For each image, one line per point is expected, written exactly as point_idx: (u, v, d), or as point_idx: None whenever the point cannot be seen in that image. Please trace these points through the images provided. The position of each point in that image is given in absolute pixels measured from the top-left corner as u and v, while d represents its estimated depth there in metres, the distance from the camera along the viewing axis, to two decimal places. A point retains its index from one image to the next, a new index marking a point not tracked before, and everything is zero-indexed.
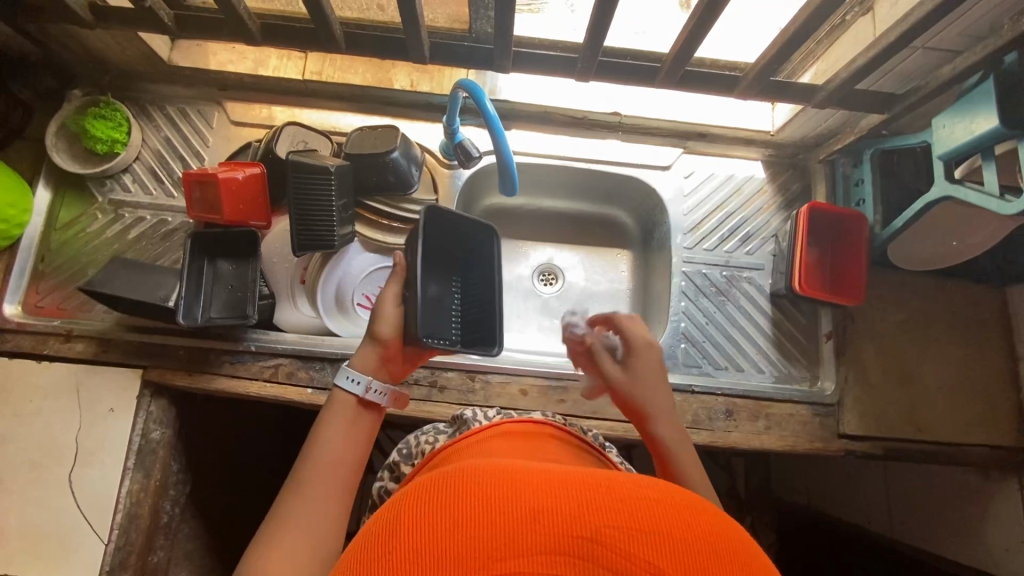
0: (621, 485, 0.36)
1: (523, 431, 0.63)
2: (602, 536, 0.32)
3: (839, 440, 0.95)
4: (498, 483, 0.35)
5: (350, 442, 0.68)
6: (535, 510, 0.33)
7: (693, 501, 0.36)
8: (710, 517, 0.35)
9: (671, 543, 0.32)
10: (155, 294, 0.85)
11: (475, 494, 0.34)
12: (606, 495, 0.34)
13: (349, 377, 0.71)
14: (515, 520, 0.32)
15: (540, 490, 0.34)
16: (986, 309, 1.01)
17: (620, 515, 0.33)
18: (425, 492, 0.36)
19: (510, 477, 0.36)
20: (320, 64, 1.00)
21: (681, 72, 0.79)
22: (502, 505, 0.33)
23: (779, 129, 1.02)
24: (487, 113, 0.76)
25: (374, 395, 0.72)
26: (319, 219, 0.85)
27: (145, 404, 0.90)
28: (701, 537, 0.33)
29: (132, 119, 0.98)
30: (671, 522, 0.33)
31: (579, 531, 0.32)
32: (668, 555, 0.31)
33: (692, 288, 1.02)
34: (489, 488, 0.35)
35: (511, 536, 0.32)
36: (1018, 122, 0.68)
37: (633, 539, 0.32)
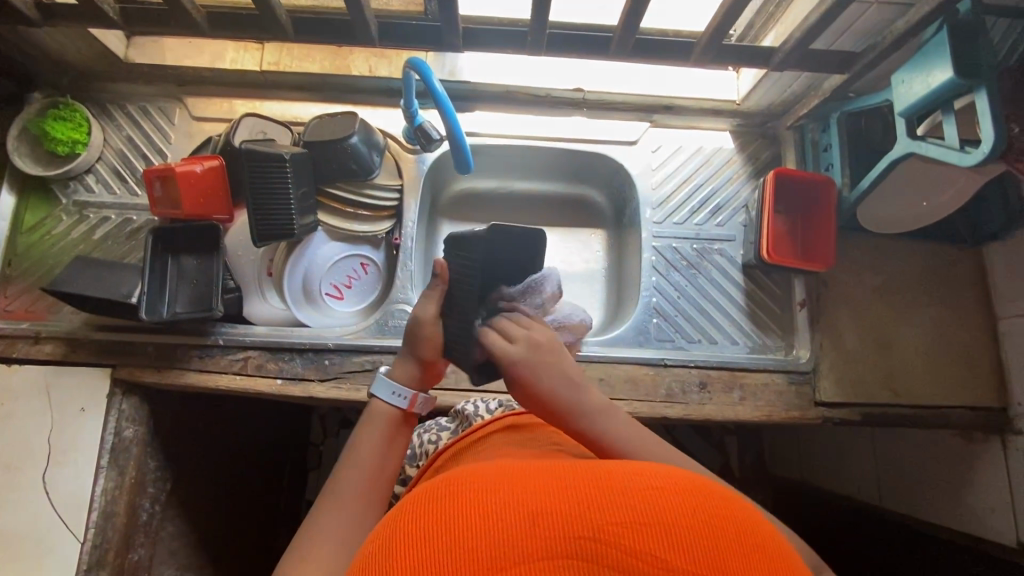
0: (620, 478, 0.36)
1: (528, 420, 0.65)
2: (604, 536, 0.32)
3: (816, 408, 0.94)
4: (498, 487, 0.36)
5: (386, 454, 0.63)
6: (535, 513, 0.33)
7: (692, 484, 0.37)
8: (709, 500, 0.35)
9: (672, 534, 0.32)
10: (117, 290, 0.84)
11: (475, 503, 0.35)
12: (605, 492, 0.35)
13: (389, 387, 0.65)
14: (516, 526, 0.33)
15: (540, 492, 0.35)
16: (962, 269, 0.99)
17: (620, 511, 0.33)
18: (424, 502, 0.37)
19: (512, 481, 0.37)
20: (277, 54, 0.99)
21: (633, 40, 0.77)
22: (505, 510, 0.34)
23: (745, 97, 1.00)
24: (435, 92, 0.76)
25: (411, 406, 0.66)
26: (276, 208, 0.85)
27: (117, 402, 0.90)
28: (703, 525, 0.33)
29: (91, 119, 0.98)
30: (672, 511, 0.34)
31: (580, 531, 0.32)
32: (672, 548, 0.32)
33: (663, 262, 1.01)
34: (490, 493, 0.35)
35: (516, 544, 0.32)
36: (973, 71, 0.67)
37: (634, 533, 0.32)
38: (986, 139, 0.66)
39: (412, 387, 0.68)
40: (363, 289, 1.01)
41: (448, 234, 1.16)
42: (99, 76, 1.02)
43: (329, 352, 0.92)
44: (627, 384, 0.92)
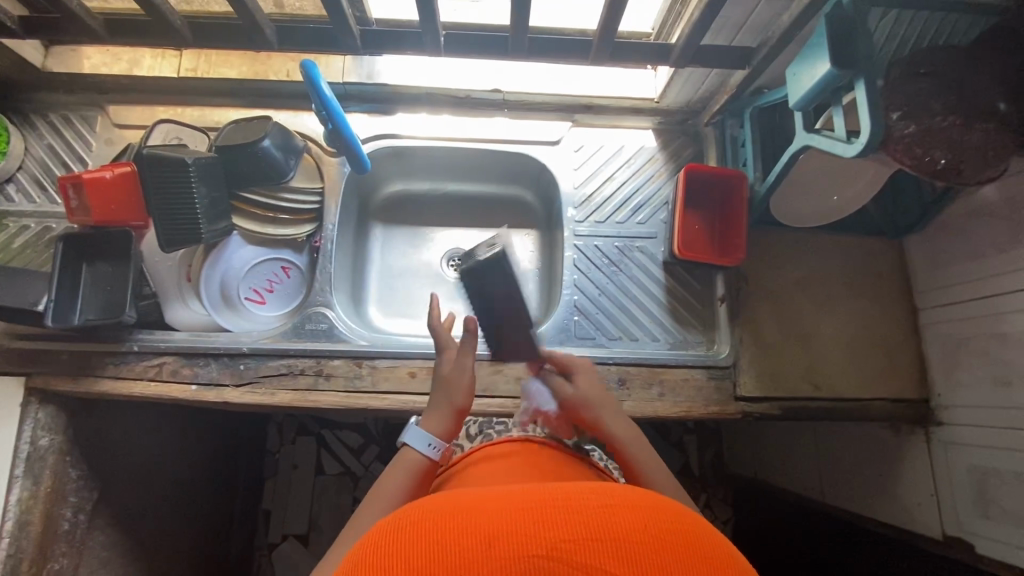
0: (578, 498, 0.38)
1: (501, 449, 0.69)
2: (559, 553, 0.34)
3: (736, 403, 0.94)
4: (462, 515, 0.38)
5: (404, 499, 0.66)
6: (492, 535, 0.35)
7: (646, 501, 0.39)
8: (663, 517, 0.37)
9: (624, 549, 0.34)
10: (24, 298, 0.84)
11: (438, 529, 0.37)
12: (560, 510, 0.37)
13: (425, 439, 0.69)
14: (478, 548, 0.35)
15: (500, 516, 0.37)
16: (884, 261, 1.00)
17: (575, 528, 0.35)
18: (385, 535, 0.38)
19: (475, 508, 0.38)
20: (195, 60, 1.01)
21: (526, 40, 0.78)
22: (465, 533, 0.36)
23: (662, 95, 1.01)
24: (324, 96, 0.76)
25: (442, 458, 0.70)
26: (182, 213, 0.85)
27: (32, 411, 0.90)
28: (655, 539, 0.35)
29: (9, 129, 0.98)
30: (625, 527, 0.36)
31: (538, 550, 0.34)
32: (622, 562, 0.34)
33: (584, 260, 1.01)
34: (454, 519, 0.37)
35: (473, 566, 0.34)
36: (849, 62, 0.67)
37: (586, 548, 0.34)
38: (864, 129, 0.66)
39: (446, 437, 0.71)
40: (286, 293, 1.01)
41: (380, 236, 1.15)
42: (20, 87, 1.03)
43: (244, 356, 0.92)
44: None
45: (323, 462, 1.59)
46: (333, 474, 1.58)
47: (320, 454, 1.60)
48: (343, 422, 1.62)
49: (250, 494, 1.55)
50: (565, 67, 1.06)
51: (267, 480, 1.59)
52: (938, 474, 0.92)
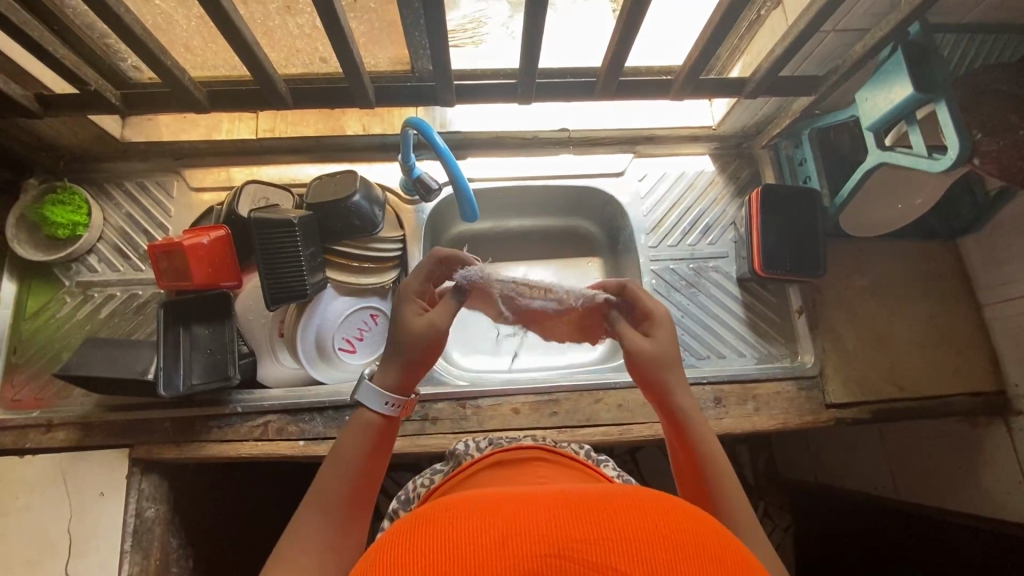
0: (594, 500, 0.37)
1: (512, 456, 0.66)
2: (570, 551, 0.33)
3: (827, 411, 0.97)
4: (465, 516, 0.36)
5: (364, 443, 0.65)
6: (501, 537, 0.33)
7: (666, 502, 0.38)
8: (677, 518, 0.36)
9: (639, 548, 0.33)
10: (133, 368, 0.85)
11: (446, 527, 0.35)
12: (579, 513, 0.35)
13: (376, 397, 0.65)
14: (484, 552, 0.33)
15: (510, 518, 0.35)
16: (942, 263, 1.05)
17: (588, 528, 0.34)
18: (397, 536, 0.36)
19: (485, 511, 0.36)
20: (272, 121, 1.05)
21: (616, 83, 0.83)
22: (477, 532, 0.34)
23: (720, 122, 1.07)
24: (437, 146, 0.80)
25: (398, 413, 0.67)
26: (287, 271, 0.87)
27: (136, 482, 0.89)
28: (664, 538, 0.34)
29: (90, 200, 0.99)
30: (639, 525, 0.34)
31: (549, 549, 0.33)
32: (636, 560, 0.32)
33: (663, 283, 1.05)
34: (465, 515, 0.36)
35: (482, 565, 0.32)
36: (932, 86, 0.73)
37: (602, 548, 0.33)
38: (952, 145, 0.72)
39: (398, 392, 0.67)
40: (375, 341, 1.02)
41: None
42: (94, 158, 1.04)
43: (350, 408, 0.92)
44: (646, 407, 0.94)
45: None
46: None
47: None
48: None
49: None
50: (622, 103, 1.11)
51: None
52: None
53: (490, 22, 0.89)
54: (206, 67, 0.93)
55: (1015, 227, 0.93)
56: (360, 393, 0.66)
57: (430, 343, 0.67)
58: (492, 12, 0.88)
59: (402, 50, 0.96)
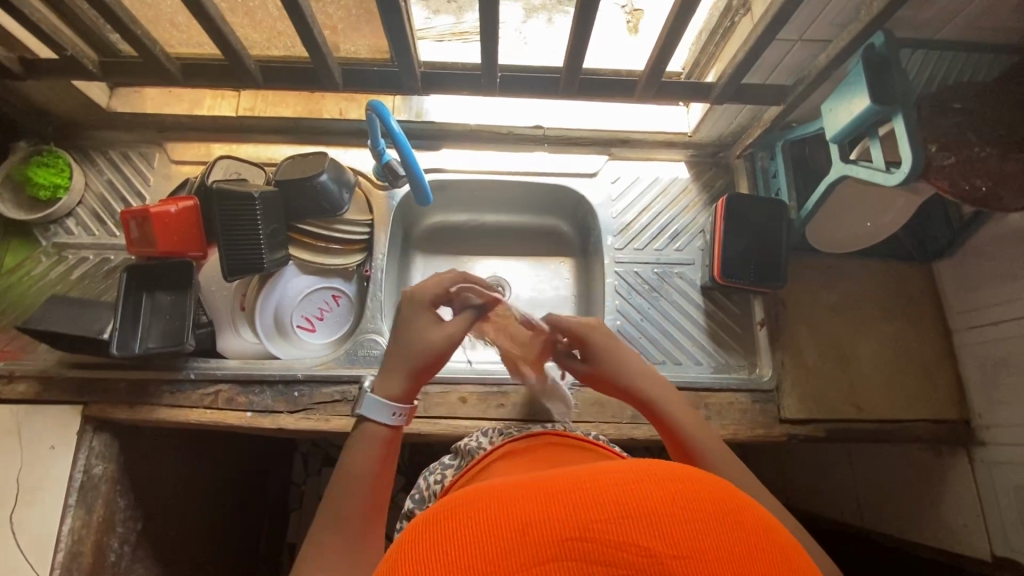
0: (603, 474, 0.35)
1: (529, 443, 0.68)
2: (590, 532, 0.32)
3: (780, 425, 0.95)
4: (482, 502, 0.35)
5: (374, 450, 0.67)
6: (520, 522, 0.33)
7: (675, 467, 0.36)
8: (688, 484, 0.35)
9: (658, 522, 0.32)
10: (90, 327, 0.87)
11: (462, 522, 0.34)
12: (590, 487, 0.34)
13: (384, 409, 0.68)
14: (506, 542, 0.32)
15: (526, 501, 0.34)
16: (915, 286, 1.03)
17: (605, 502, 0.33)
18: (415, 536, 0.35)
19: (501, 493, 0.35)
20: (253, 100, 1.07)
21: (578, 80, 0.84)
22: (497, 523, 0.33)
23: (696, 128, 1.06)
24: (393, 131, 0.81)
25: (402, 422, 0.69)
26: (245, 244, 0.88)
27: (87, 439, 0.91)
28: (682, 509, 0.33)
29: (72, 165, 1.02)
30: (652, 496, 0.33)
31: (572, 532, 0.32)
32: (656, 534, 0.32)
33: (625, 286, 1.04)
34: (478, 505, 0.35)
35: (506, 555, 0.32)
36: (888, 98, 0.72)
37: (621, 526, 0.32)
38: (906, 159, 0.71)
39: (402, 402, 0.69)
40: (336, 321, 1.04)
41: (421, 266, 1.19)
42: (82, 125, 1.08)
43: (299, 383, 0.93)
44: (594, 407, 0.94)
45: None
46: None
47: None
48: None
49: (276, 527, 1.51)
50: (601, 105, 1.12)
51: (291, 513, 1.55)
52: (984, 494, 0.93)
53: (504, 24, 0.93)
54: (192, 44, 0.96)
55: (985, 253, 0.91)
56: (364, 405, 0.68)
57: (439, 356, 0.71)
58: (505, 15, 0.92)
59: (380, 39, 0.98)
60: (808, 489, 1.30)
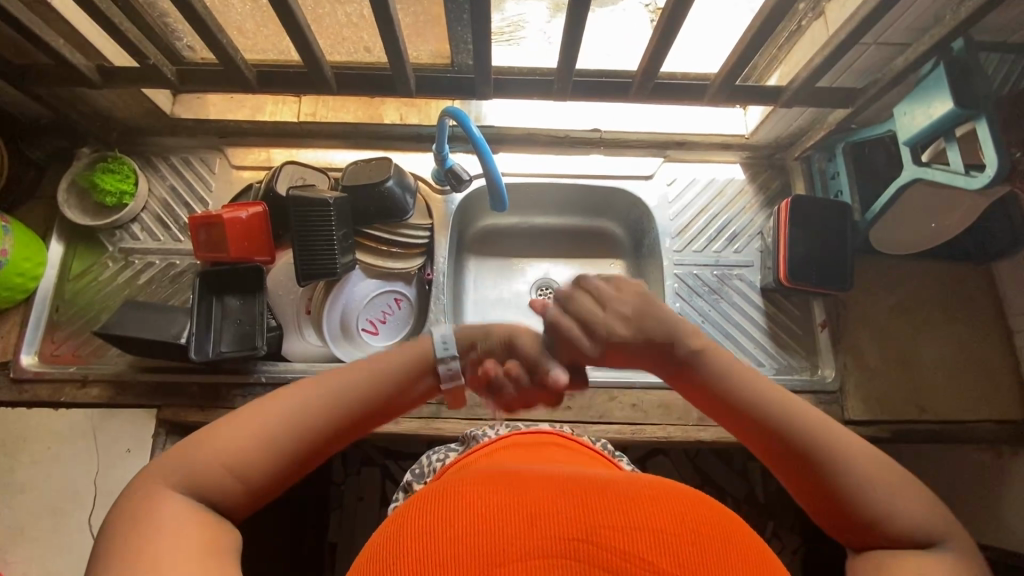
0: (620, 492, 0.42)
1: (533, 441, 0.70)
2: (597, 537, 0.38)
3: (845, 427, 0.96)
4: (504, 497, 0.41)
5: (398, 378, 0.66)
6: (535, 517, 0.39)
7: (689, 496, 0.43)
8: (701, 513, 0.41)
9: (664, 542, 0.38)
10: (168, 331, 0.88)
11: (480, 507, 0.40)
12: (603, 502, 0.41)
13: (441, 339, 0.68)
14: (514, 530, 0.38)
15: (540, 503, 0.40)
16: (973, 286, 1.03)
17: (614, 517, 0.39)
18: (443, 501, 0.42)
19: (522, 491, 0.42)
20: (314, 106, 1.09)
21: (652, 84, 0.84)
22: (507, 513, 0.40)
23: (753, 130, 1.07)
24: (474, 137, 0.82)
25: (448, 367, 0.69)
26: (320, 250, 0.89)
27: (161, 442, 0.92)
28: (690, 532, 0.39)
29: (138, 171, 1.03)
30: (667, 522, 0.39)
31: (577, 534, 0.38)
32: (659, 550, 0.37)
33: (685, 288, 1.05)
34: (491, 500, 0.41)
35: (523, 544, 0.37)
36: (972, 102, 0.72)
37: (627, 536, 0.38)
38: (990, 162, 0.71)
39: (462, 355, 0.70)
40: (398, 324, 1.04)
41: (473, 269, 1.20)
42: (145, 131, 1.09)
43: None
44: (660, 409, 0.94)
45: (390, 494, 1.50)
46: None
47: (386, 486, 1.50)
48: (409, 451, 1.53)
49: (317, 528, 1.46)
50: (658, 108, 1.12)
51: (332, 514, 1.49)
52: None
53: (529, 25, 0.93)
54: (259, 51, 0.97)
55: None
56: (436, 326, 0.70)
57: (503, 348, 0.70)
58: (530, 15, 0.93)
59: (443, 44, 0.99)
60: None
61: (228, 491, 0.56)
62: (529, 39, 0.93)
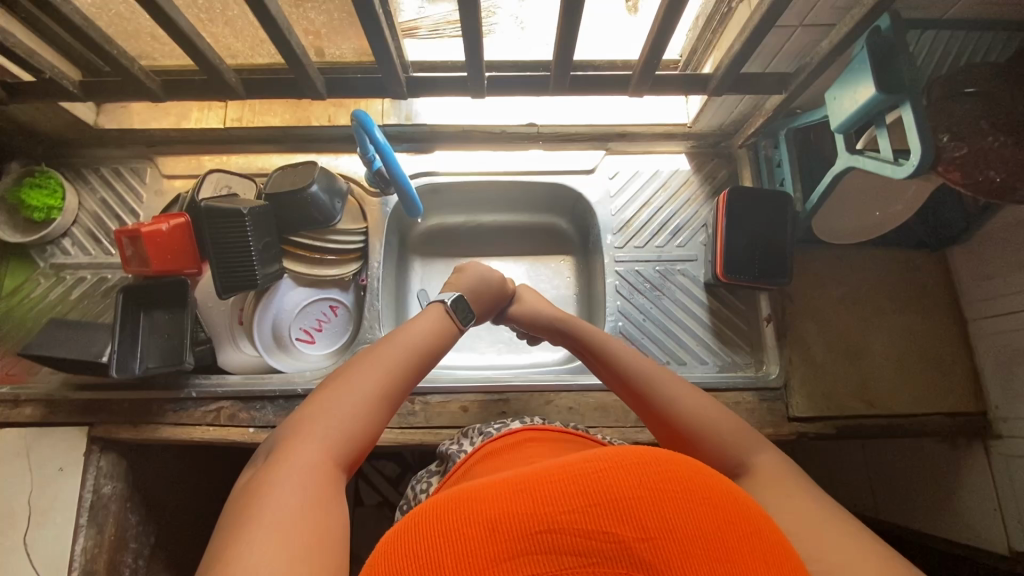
0: (570, 465, 0.39)
1: (501, 443, 0.67)
2: (559, 523, 0.35)
3: (789, 424, 0.93)
4: (458, 505, 0.38)
5: (434, 344, 0.75)
6: (493, 519, 0.36)
7: (643, 454, 0.39)
8: (659, 468, 0.38)
9: (628, 511, 0.36)
10: (89, 350, 0.87)
11: (436, 527, 0.37)
12: (558, 480, 0.37)
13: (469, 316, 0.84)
14: (474, 535, 0.36)
15: (494, 498, 0.37)
16: (927, 273, 0.99)
17: (571, 496, 0.36)
18: (403, 528, 0.39)
19: (478, 491, 0.39)
20: (240, 111, 1.04)
21: (569, 77, 0.81)
22: (466, 522, 0.37)
23: (695, 119, 1.03)
24: (377, 142, 0.80)
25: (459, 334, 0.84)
26: (238, 263, 0.87)
27: (95, 459, 0.92)
28: (652, 494, 0.37)
29: (65, 184, 1.02)
30: (627, 487, 0.37)
31: (539, 526, 0.35)
32: (623, 522, 0.35)
33: (627, 286, 1.02)
34: (446, 512, 0.38)
35: (483, 552, 0.35)
36: (895, 87, 0.68)
37: (590, 515, 0.35)
38: (914, 151, 0.67)
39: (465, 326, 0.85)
40: (335, 331, 1.03)
41: (419, 271, 1.18)
42: (74, 144, 1.07)
43: (299, 398, 0.93)
44: (597, 411, 0.92)
45: (359, 495, 1.50)
46: (371, 505, 1.49)
47: (355, 487, 1.50)
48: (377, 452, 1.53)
49: None
50: (598, 99, 1.08)
51: None
52: (1001, 487, 0.89)
53: (500, 10, 0.85)
54: (175, 56, 0.94)
55: (1001, 239, 0.87)
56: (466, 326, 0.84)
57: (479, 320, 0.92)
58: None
59: (364, 40, 0.95)
60: (818, 480, 1.26)
61: (351, 448, 0.59)
62: (501, 24, 0.87)
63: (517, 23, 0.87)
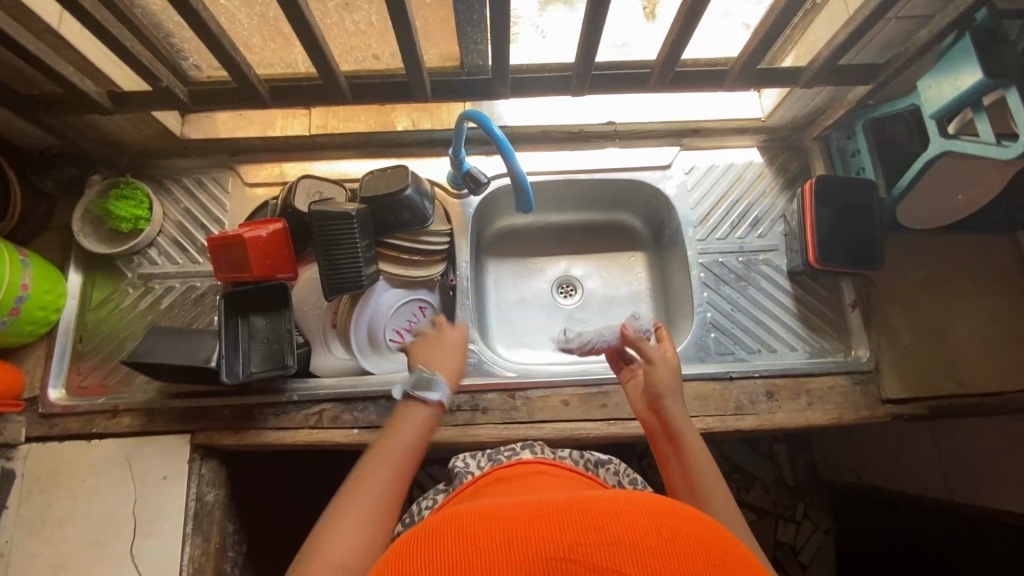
0: (598, 503, 0.38)
1: (516, 472, 0.66)
2: (576, 555, 0.34)
3: (883, 406, 0.95)
4: (482, 521, 0.38)
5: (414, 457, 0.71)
6: (511, 539, 0.35)
7: (669, 507, 0.38)
8: (686, 523, 0.37)
9: (644, 553, 0.34)
10: (196, 356, 0.87)
11: (453, 535, 0.37)
12: (585, 515, 0.37)
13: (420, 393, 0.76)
14: (489, 551, 0.35)
15: (513, 522, 0.37)
16: (1002, 255, 1.02)
17: (594, 532, 0.35)
18: (420, 535, 0.38)
19: (501, 514, 0.38)
20: (325, 117, 1.08)
21: (670, 73, 0.84)
22: (484, 535, 0.36)
23: (770, 113, 1.06)
24: (496, 137, 0.81)
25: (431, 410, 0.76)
26: (345, 263, 0.88)
27: (197, 467, 0.92)
28: (667, 542, 0.35)
29: (151, 195, 1.02)
30: (646, 532, 0.35)
31: (554, 553, 0.34)
32: (638, 563, 0.33)
33: (712, 277, 1.04)
34: (472, 524, 0.38)
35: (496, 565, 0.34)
36: (1001, 72, 0.71)
37: (601, 551, 0.34)
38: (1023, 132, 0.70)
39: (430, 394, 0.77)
40: None
41: (493, 272, 1.19)
42: (155, 155, 1.07)
43: None
44: (697, 401, 0.94)
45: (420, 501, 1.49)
46: None
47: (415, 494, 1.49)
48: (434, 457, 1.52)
49: None
50: (670, 97, 1.11)
51: None
52: None
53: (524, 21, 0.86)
54: None
55: None
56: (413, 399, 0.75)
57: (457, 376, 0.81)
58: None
59: None
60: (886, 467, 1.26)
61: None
62: (524, 33, 0.88)
63: (539, 32, 0.88)
